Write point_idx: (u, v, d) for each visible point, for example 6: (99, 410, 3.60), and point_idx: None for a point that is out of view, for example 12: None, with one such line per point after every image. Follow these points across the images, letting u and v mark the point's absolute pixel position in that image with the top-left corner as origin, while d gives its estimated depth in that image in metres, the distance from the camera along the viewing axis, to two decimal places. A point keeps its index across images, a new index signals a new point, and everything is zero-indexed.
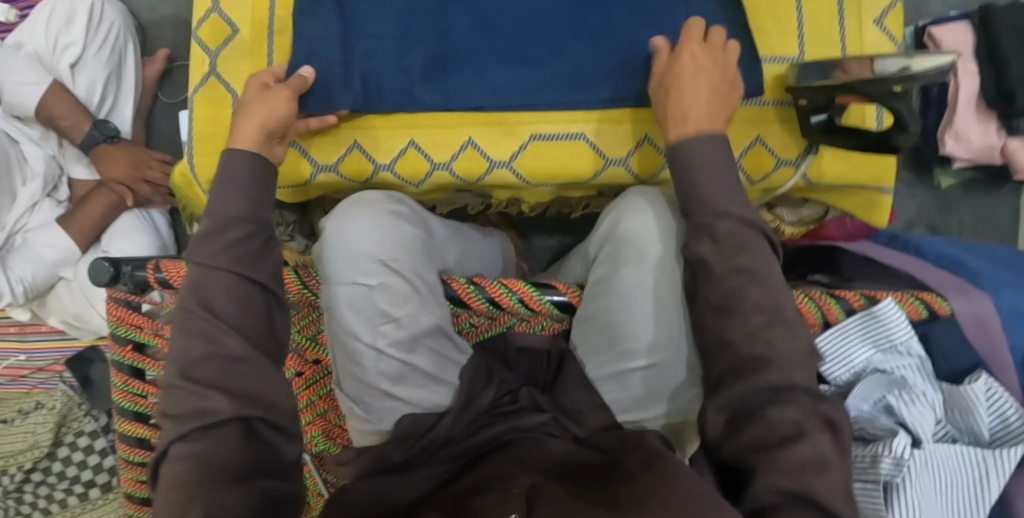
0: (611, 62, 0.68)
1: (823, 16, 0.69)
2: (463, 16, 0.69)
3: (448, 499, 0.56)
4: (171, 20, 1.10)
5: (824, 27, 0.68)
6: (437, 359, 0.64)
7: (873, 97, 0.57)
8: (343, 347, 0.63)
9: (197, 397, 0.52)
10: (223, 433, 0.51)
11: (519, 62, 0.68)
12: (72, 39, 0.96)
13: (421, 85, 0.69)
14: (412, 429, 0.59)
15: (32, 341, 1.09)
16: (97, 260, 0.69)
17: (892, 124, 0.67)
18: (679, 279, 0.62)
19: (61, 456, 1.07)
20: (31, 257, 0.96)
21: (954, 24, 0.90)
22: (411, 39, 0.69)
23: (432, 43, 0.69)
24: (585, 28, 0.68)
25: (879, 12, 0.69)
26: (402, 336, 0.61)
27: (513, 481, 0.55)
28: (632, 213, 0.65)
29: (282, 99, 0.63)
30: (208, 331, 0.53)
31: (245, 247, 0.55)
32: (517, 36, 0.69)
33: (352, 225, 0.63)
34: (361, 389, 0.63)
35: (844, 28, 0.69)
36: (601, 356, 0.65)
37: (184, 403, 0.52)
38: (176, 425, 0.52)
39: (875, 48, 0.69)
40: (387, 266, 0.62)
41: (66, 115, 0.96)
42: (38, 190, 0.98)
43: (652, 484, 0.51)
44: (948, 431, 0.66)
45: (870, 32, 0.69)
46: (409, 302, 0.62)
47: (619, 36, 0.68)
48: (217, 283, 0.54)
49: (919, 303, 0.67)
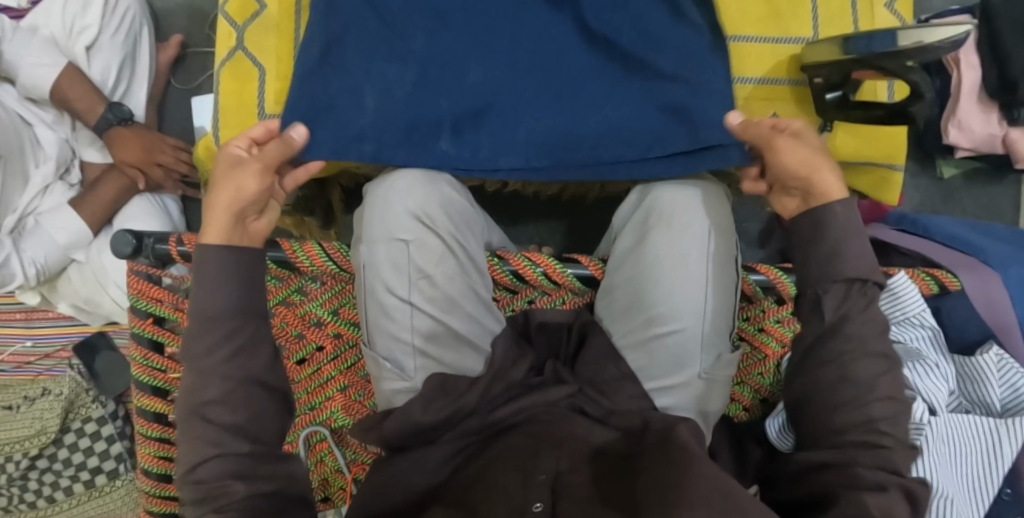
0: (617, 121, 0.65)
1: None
2: (453, 75, 0.66)
3: (466, 479, 0.58)
4: (184, 8, 1.10)
5: (837, 10, 0.70)
6: (469, 321, 0.67)
7: (889, 71, 0.59)
8: (376, 302, 0.65)
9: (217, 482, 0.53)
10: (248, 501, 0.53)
11: (511, 133, 0.65)
12: (89, 23, 0.97)
13: (444, 138, 0.65)
14: (439, 391, 0.62)
15: (40, 327, 1.09)
16: (120, 232, 0.69)
17: (906, 95, 0.68)
18: (714, 246, 0.65)
19: (67, 443, 1.06)
20: (43, 239, 0.95)
21: (957, 16, 0.93)
22: (399, 106, 0.65)
23: (419, 110, 0.65)
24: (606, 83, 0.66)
25: None
26: (437, 293, 0.65)
27: (539, 463, 0.56)
28: (664, 185, 0.67)
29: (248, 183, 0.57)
30: (214, 435, 0.54)
31: (239, 347, 0.55)
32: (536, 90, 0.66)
33: (394, 186, 0.65)
34: (393, 345, 0.65)
35: (857, 10, 0.71)
36: (629, 324, 0.67)
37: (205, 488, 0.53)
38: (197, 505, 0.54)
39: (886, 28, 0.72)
40: (424, 224, 0.65)
41: (80, 98, 0.96)
42: (50, 173, 0.99)
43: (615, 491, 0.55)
44: (961, 402, 0.67)
45: (881, 13, 0.72)
46: (444, 262, 0.65)
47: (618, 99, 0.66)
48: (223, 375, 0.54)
49: (930, 279, 0.69)
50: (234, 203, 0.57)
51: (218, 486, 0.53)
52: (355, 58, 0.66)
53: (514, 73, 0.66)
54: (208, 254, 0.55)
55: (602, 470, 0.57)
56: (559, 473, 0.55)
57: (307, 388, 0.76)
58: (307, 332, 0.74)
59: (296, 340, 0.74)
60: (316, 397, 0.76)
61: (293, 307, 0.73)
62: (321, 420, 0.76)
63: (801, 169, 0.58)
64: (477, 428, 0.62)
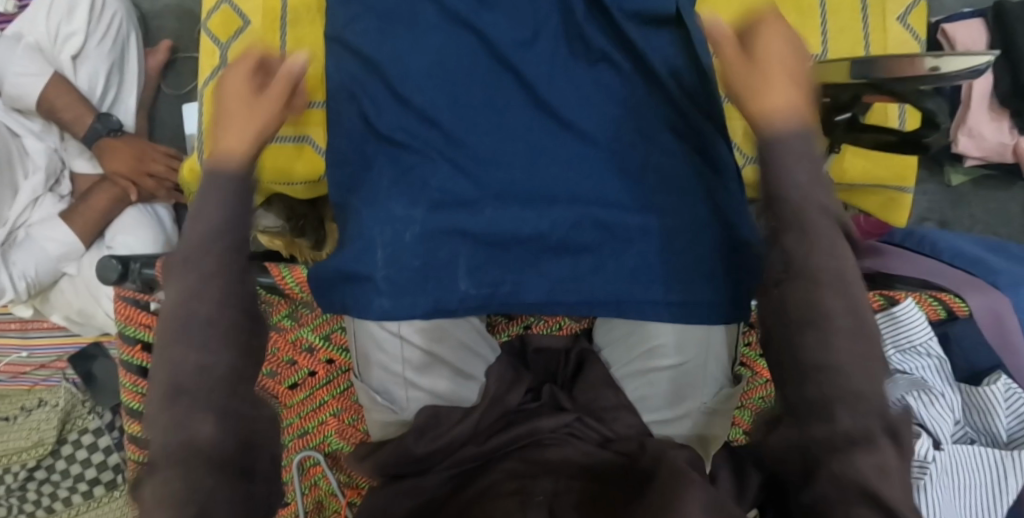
0: (656, 263, 0.62)
1: (845, 10, 0.67)
2: (466, 204, 0.63)
3: (463, 498, 0.55)
4: (173, 10, 1.07)
5: (847, 22, 0.67)
6: (462, 351, 0.66)
7: (902, 95, 0.55)
8: (369, 334, 0.64)
9: (179, 423, 0.41)
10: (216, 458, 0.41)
11: (534, 264, 0.63)
12: (74, 29, 0.95)
13: (462, 279, 0.63)
14: (433, 420, 0.61)
15: (35, 337, 1.08)
16: (106, 258, 0.68)
17: (918, 123, 0.65)
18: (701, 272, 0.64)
19: (65, 453, 1.06)
20: (33, 250, 0.94)
21: (967, 20, 0.89)
22: (396, 218, 0.62)
23: (432, 250, 0.62)
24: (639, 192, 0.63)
25: (902, 8, 0.67)
26: (428, 325, 0.64)
27: (536, 486, 0.53)
28: None
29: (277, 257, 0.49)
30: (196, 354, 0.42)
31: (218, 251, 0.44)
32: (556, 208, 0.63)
33: None
34: (384, 378, 0.65)
35: (868, 24, 0.67)
36: (630, 354, 0.66)
37: (167, 424, 0.41)
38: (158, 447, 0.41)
39: (898, 44, 0.67)
40: None
41: (67, 107, 0.94)
42: (40, 183, 0.97)
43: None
44: (966, 432, 0.65)
45: (894, 27, 0.67)
46: None
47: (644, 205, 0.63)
48: (199, 393, 0.41)
49: (938, 305, 0.69)
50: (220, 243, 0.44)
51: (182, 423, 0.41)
52: (380, 179, 0.63)
53: (530, 201, 0.63)
54: (222, 165, 0.46)
55: (595, 488, 0.54)
56: (553, 494, 0.52)
57: (301, 412, 0.75)
58: (298, 358, 0.75)
59: (288, 365, 0.74)
60: (310, 421, 0.75)
61: (284, 333, 0.74)
62: (315, 445, 0.74)
63: (748, 84, 0.48)
64: (472, 457, 0.60)
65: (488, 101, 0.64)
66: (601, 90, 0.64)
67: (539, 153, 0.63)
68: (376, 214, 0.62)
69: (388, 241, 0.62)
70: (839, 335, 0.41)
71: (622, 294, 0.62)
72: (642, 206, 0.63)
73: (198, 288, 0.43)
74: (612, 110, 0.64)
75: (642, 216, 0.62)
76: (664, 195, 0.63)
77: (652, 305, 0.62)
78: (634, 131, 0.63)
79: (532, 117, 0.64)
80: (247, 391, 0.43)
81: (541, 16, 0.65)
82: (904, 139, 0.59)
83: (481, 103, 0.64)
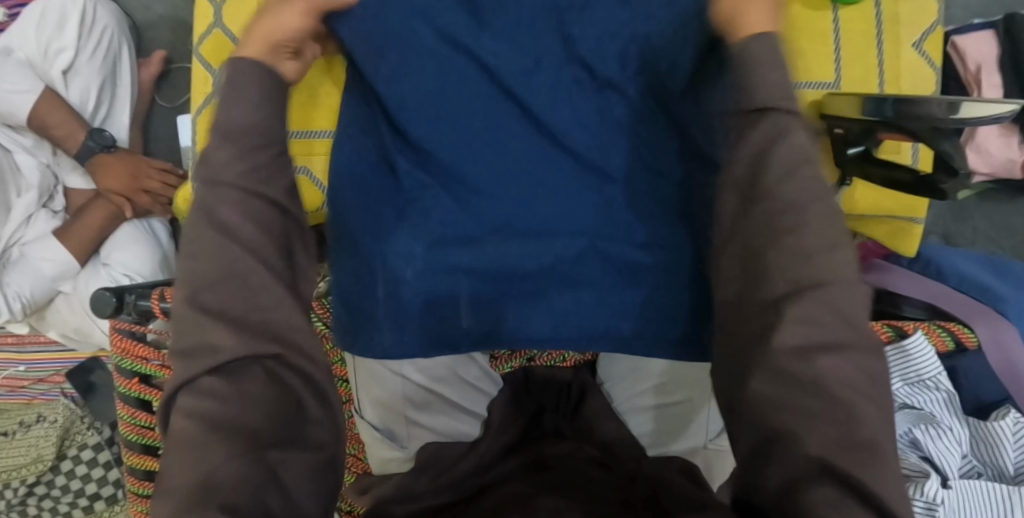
0: (662, 300, 0.61)
1: (860, 36, 0.65)
2: (468, 237, 0.60)
3: None
4: (167, 20, 1.05)
5: (862, 49, 0.65)
6: (464, 388, 0.66)
7: (918, 135, 0.54)
8: (370, 371, 0.64)
9: (200, 327, 0.45)
10: (248, 387, 0.45)
11: (534, 298, 0.61)
12: (65, 45, 0.93)
13: (464, 315, 0.61)
14: (435, 458, 0.60)
15: (32, 352, 1.06)
16: (99, 292, 0.67)
17: (931, 162, 0.64)
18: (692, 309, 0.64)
19: (65, 469, 1.06)
20: (29, 271, 0.92)
21: (978, 34, 0.87)
22: (396, 251, 0.60)
23: (435, 285, 0.60)
24: (643, 225, 0.60)
25: (917, 35, 0.66)
26: (429, 364, 0.64)
27: (535, 506, 0.52)
28: None
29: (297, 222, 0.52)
30: (233, 267, 0.46)
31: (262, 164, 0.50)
32: (560, 242, 0.60)
33: None
34: (385, 415, 0.64)
35: (883, 52, 0.66)
36: (629, 387, 0.66)
37: (189, 335, 0.45)
38: (185, 367, 0.45)
39: (912, 71, 0.66)
40: None
41: (59, 124, 0.92)
42: (34, 201, 0.95)
43: (696, 493, 0.52)
44: (974, 465, 0.64)
45: (908, 55, 0.66)
46: None
47: (646, 240, 0.60)
48: (234, 313, 0.46)
49: (945, 335, 0.67)
50: (241, 211, 0.48)
51: (203, 335, 0.45)
52: (383, 210, 0.61)
53: (534, 233, 0.60)
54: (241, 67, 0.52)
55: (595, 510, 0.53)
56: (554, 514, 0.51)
57: None
58: None
59: None
60: None
61: None
62: None
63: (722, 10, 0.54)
64: (473, 488, 0.59)
65: (488, 127, 0.60)
66: (608, 115, 0.60)
67: (543, 181, 0.60)
68: (377, 247, 0.61)
69: (389, 279, 0.60)
70: (845, 394, 0.41)
71: (622, 327, 0.62)
72: (648, 240, 0.60)
73: (228, 211, 0.48)
74: (620, 135, 0.60)
75: (645, 251, 0.60)
76: (668, 226, 0.60)
77: (659, 339, 0.61)
78: (641, 159, 0.61)
79: (537, 142, 0.60)
80: (271, 330, 0.47)
81: (546, 32, 0.60)
82: (917, 181, 0.56)
83: (486, 129, 0.60)
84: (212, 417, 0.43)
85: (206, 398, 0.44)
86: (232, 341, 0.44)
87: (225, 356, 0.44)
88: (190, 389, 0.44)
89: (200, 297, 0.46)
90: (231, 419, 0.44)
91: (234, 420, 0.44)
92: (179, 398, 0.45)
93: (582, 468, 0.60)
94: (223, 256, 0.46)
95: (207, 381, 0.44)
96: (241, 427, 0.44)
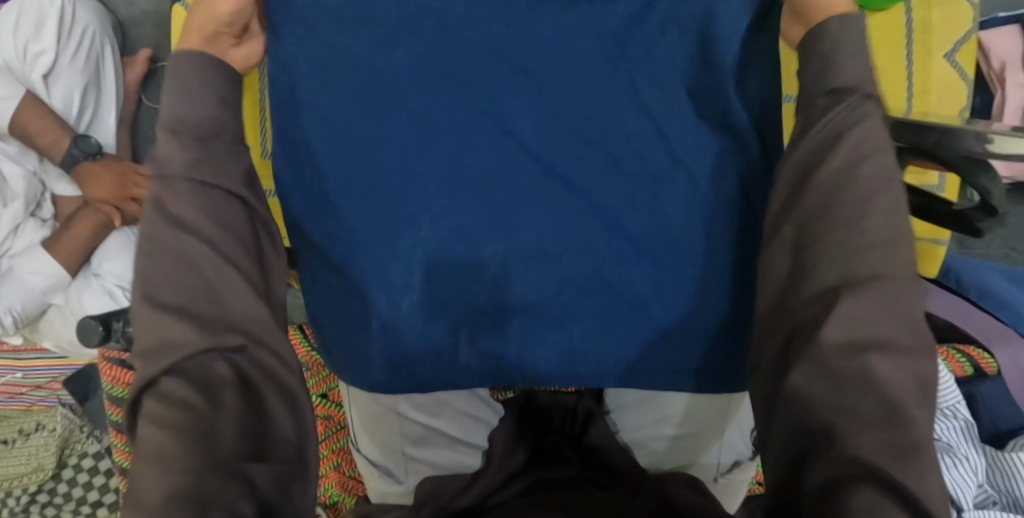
0: (680, 322, 0.57)
1: (889, 45, 0.63)
2: (468, 258, 0.56)
3: None
4: (152, 16, 1.01)
5: (892, 58, 0.63)
6: (464, 421, 0.64)
7: (952, 164, 0.50)
8: (365, 407, 0.62)
9: (158, 325, 0.43)
10: (222, 392, 0.44)
11: (538, 323, 0.58)
12: (44, 47, 0.90)
13: (464, 344, 0.58)
14: (435, 492, 0.58)
15: (30, 359, 1.04)
16: (86, 320, 0.65)
17: (957, 191, 0.65)
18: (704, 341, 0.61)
19: (66, 478, 1.05)
20: (19, 286, 0.91)
21: (1003, 28, 0.82)
22: (392, 272, 0.56)
23: (434, 311, 0.57)
24: (653, 244, 0.56)
25: (950, 45, 0.63)
26: (427, 401, 0.62)
27: None
28: None
29: (260, 247, 0.49)
30: (194, 258, 0.45)
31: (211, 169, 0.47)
32: (566, 266, 0.57)
33: None
34: (382, 450, 0.62)
35: (912, 63, 0.63)
36: (638, 417, 0.65)
37: (148, 335, 0.43)
38: (146, 368, 0.43)
39: (943, 84, 0.64)
40: None
41: (41, 132, 0.89)
42: (21, 210, 0.93)
43: (701, 503, 0.53)
44: (987, 494, 0.62)
45: (940, 66, 0.63)
46: None
47: (656, 261, 0.56)
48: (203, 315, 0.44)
49: (964, 361, 0.68)
50: (200, 210, 0.46)
51: (163, 334, 0.43)
52: (370, 227, 0.56)
53: (537, 253, 0.57)
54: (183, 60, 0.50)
55: None
56: None
57: None
58: None
59: None
60: None
61: None
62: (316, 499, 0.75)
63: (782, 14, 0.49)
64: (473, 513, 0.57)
65: (489, 140, 0.57)
66: (609, 118, 0.56)
67: (544, 197, 0.57)
68: (370, 266, 0.57)
69: (387, 308, 0.57)
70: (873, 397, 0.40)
71: (632, 348, 0.58)
72: (662, 262, 0.56)
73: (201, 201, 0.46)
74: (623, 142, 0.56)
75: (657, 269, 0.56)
76: (684, 244, 0.56)
77: (677, 353, 0.58)
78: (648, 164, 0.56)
79: (537, 153, 0.57)
80: (239, 326, 0.45)
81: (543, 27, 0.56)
82: (952, 215, 0.53)
83: (482, 144, 0.57)
84: (177, 424, 0.41)
85: (166, 403, 0.42)
86: (192, 337, 0.43)
87: (188, 352, 0.43)
88: (152, 393, 0.43)
89: (157, 295, 0.44)
90: (198, 431, 0.42)
91: (203, 425, 0.42)
92: (143, 406, 0.43)
93: (583, 488, 0.59)
94: (184, 249, 0.45)
95: (171, 384, 0.43)
96: (209, 437, 0.42)
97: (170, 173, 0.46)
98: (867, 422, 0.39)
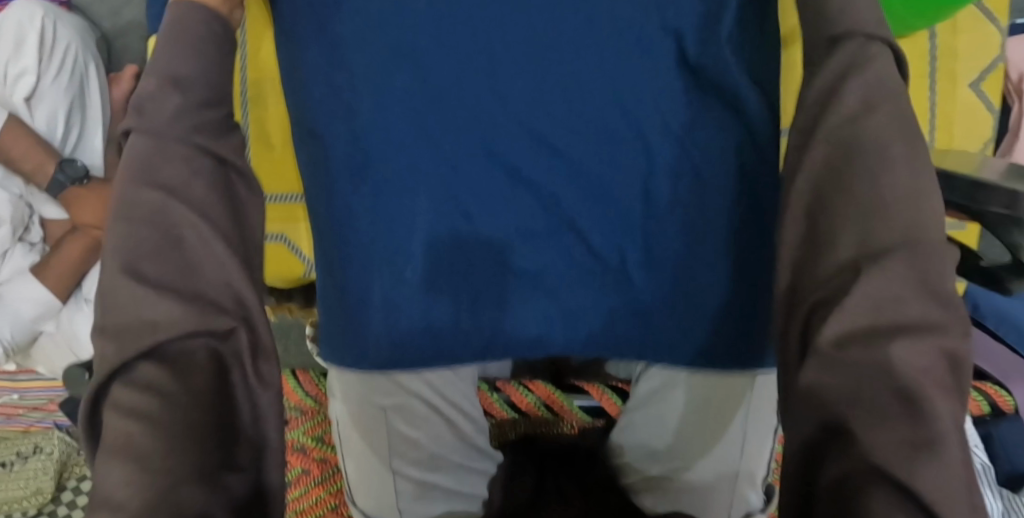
0: (694, 298, 0.54)
1: (920, 75, 0.67)
2: (465, 228, 0.54)
3: None
4: (138, 28, 0.97)
5: (919, 89, 0.68)
6: (460, 472, 0.61)
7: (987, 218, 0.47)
8: (358, 463, 0.60)
9: (145, 299, 0.37)
10: (201, 378, 0.38)
11: (543, 299, 0.55)
12: (25, 67, 0.87)
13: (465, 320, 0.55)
14: None
15: (24, 381, 1.05)
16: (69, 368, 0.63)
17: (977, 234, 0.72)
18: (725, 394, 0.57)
19: (66, 500, 1.04)
20: (8, 313, 0.89)
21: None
22: (388, 249, 0.53)
23: (433, 283, 0.54)
24: (663, 209, 0.53)
25: (976, 76, 0.68)
26: (421, 456, 0.59)
27: None
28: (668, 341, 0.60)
29: (252, 217, 0.44)
30: (173, 219, 0.39)
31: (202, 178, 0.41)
32: (569, 237, 0.54)
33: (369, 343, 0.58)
34: (376, 507, 0.60)
35: (938, 91, 0.68)
36: (657, 463, 0.60)
37: (126, 316, 0.37)
38: (118, 349, 0.37)
39: (968, 113, 0.69)
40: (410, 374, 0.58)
41: (26, 156, 0.88)
42: (6, 237, 0.90)
43: None
44: None
45: (966, 96, 0.68)
46: (428, 422, 0.59)
47: (666, 226, 0.53)
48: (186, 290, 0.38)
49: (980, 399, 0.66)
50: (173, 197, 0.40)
51: (146, 311, 0.37)
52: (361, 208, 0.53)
53: (539, 224, 0.54)
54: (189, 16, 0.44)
55: None
56: None
57: (296, 509, 0.80)
58: (291, 459, 0.83)
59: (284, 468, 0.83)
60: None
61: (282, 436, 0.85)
62: None
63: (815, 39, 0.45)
64: None
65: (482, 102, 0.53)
66: (611, 74, 0.53)
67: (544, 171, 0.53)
68: (363, 246, 0.53)
69: (386, 285, 0.53)
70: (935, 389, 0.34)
71: (641, 320, 0.55)
72: (675, 230, 0.53)
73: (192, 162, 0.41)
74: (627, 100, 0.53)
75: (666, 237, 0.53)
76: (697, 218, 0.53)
77: (686, 328, 0.54)
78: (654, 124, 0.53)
79: (544, 123, 0.53)
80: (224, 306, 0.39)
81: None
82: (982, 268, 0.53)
83: (477, 114, 0.53)
84: (153, 418, 0.36)
85: (146, 391, 0.36)
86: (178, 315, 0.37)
87: (168, 334, 0.37)
88: (124, 379, 0.37)
89: (143, 269, 0.38)
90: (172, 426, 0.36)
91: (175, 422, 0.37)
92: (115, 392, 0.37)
93: None
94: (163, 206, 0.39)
95: (146, 370, 0.37)
96: (178, 439, 0.36)
97: (162, 133, 0.40)
98: (877, 416, 0.34)
